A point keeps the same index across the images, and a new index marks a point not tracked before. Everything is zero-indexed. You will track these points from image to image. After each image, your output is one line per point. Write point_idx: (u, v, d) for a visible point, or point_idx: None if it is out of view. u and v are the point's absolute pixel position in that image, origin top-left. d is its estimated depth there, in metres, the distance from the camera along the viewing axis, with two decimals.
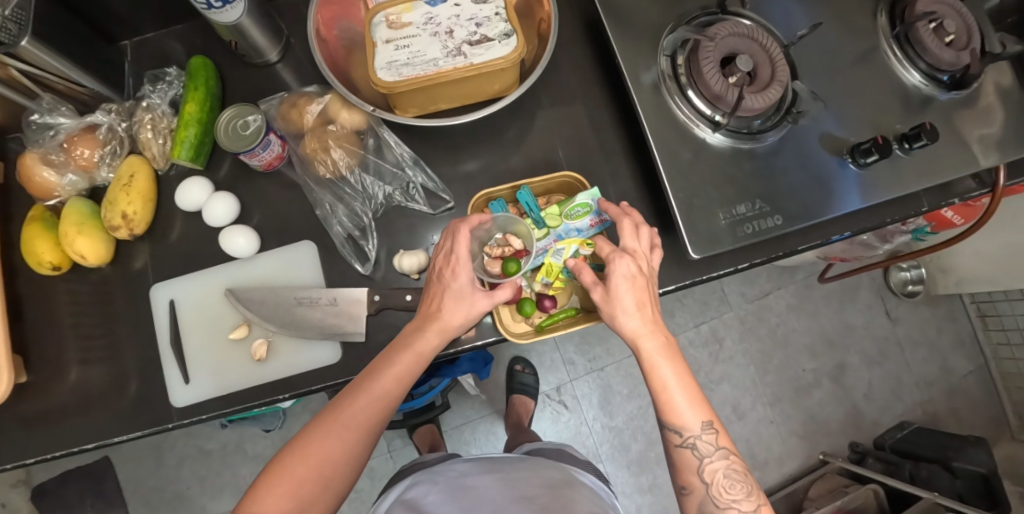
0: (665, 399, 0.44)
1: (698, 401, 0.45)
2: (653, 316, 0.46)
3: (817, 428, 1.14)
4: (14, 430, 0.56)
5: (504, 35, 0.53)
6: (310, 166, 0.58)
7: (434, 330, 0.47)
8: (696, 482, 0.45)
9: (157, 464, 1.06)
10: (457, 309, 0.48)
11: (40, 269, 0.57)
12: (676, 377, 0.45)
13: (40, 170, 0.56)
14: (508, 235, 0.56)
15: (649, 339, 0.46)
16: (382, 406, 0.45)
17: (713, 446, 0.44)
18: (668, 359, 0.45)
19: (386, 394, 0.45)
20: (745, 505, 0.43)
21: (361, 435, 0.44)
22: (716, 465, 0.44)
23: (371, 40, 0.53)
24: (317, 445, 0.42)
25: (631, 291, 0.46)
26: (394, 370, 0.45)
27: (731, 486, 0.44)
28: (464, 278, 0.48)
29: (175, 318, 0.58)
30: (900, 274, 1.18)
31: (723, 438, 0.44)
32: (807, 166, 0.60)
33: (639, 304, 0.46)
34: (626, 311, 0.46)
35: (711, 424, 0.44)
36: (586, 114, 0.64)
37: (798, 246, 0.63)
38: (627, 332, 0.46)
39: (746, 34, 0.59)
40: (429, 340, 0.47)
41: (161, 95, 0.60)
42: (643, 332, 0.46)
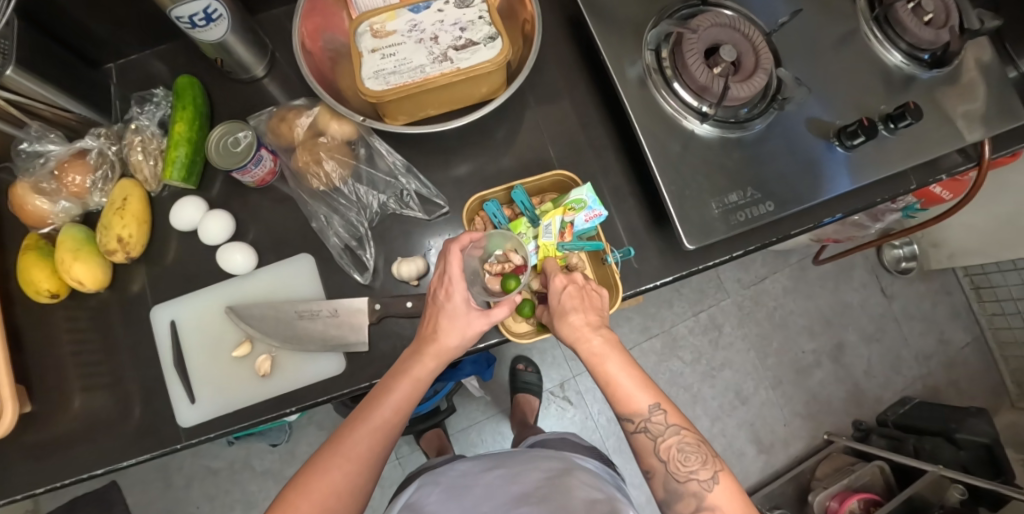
0: (611, 386, 0.46)
1: (645, 384, 0.46)
2: (587, 311, 0.48)
3: (820, 407, 1.15)
4: (23, 460, 0.56)
5: (489, 38, 0.53)
6: (304, 180, 0.58)
7: (430, 356, 0.48)
8: (656, 463, 0.45)
9: (165, 485, 1.05)
10: (452, 331, 0.48)
11: (38, 297, 0.57)
12: (621, 367, 0.46)
13: (32, 198, 0.56)
14: (508, 251, 0.55)
15: (589, 339, 0.46)
16: (383, 435, 0.45)
17: (663, 424, 0.44)
18: (611, 352, 0.46)
19: (385, 422, 0.46)
20: (702, 474, 0.43)
21: (363, 465, 0.44)
22: (670, 442, 0.44)
23: (356, 50, 0.54)
24: (319, 480, 0.43)
25: (561, 298, 0.48)
26: (392, 399, 0.46)
27: (686, 458, 0.43)
28: (459, 298, 0.48)
29: (177, 339, 0.58)
30: (893, 252, 1.19)
31: (674, 415, 0.45)
32: (795, 150, 0.61)
33: (574, 306, 0.48)
34: (561, 316, 0.48)
35: (659, 404, 0.45)
36: (574, 111, 0.64)
37: (791, 230, 0.64)
38: (565, 333, 0.47)
39: (729, 24, 0.59)
40: (425, 365, 0.47)
41: (150, 116, 0.60)
42: (585, 329, 0.46)
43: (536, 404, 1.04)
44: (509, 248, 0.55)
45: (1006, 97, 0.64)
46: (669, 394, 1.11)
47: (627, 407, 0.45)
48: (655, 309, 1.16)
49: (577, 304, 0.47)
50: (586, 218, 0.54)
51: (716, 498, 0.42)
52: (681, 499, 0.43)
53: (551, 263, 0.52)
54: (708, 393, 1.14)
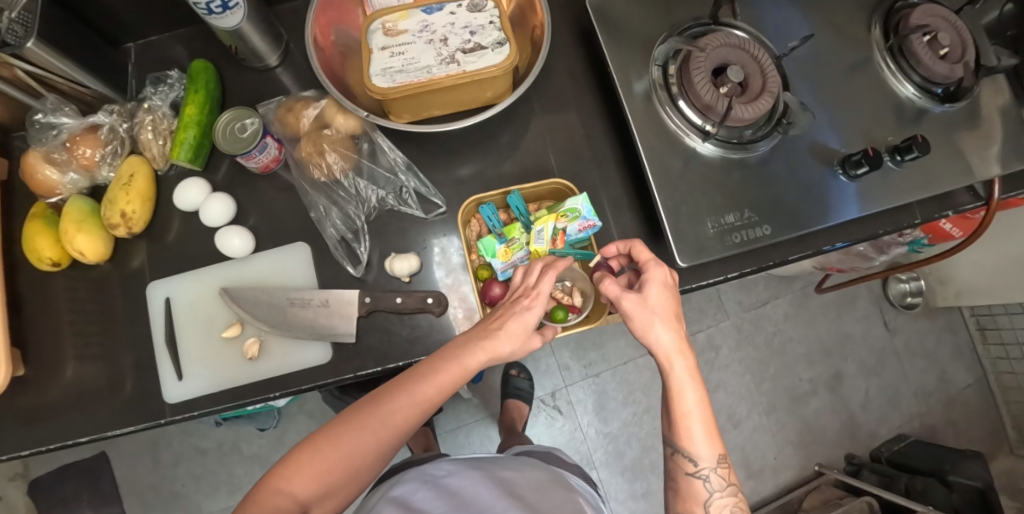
0: (685, 425, 0.44)
1: (715, 437, 0.45)
2: (682, 332, 0.46)
3: (814, 437, 1.12)
4: (16, 422, 0.57)
5: (497, 44, 0.55)
6: (306, 170, 0.58)
7: (485, 346, 0.45)
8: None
9: (153, 461, 1.04)
10: (511, 336, 0.46)
11: (40, 265, 0.59)
12: (699, 408, 0.44)
13: (42, 168, 0.58)
14: (575, 287, 0.59)
15: (680, 370, 0.44)
16: (415, 413, 0.45)
17: (724, 482, 0.44)
18: (696, 389, 0.44)
19: (422, 405, 0.44)
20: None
21: (391, 436, 0.44)
22: (722, 502, 0.44)
23: (367, 47, 0.55)
24: (350, 435, 0.43)
25: (664, 299, 0.46)
26: (439, 380, 0.45)
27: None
28: (535, 313, 0.46)
29: (170, 315, 0.58)
30: (900, 286, 1.16)
31: (732, 475, 0.45)
32: (797, 176, 0.61)
33: (672, 318, 0.46)
34: (662, 323, 0.45)
35: (724, 458, 0.44)
36: (579, 120, 0.64)
37: (789, 256, 0.64)
38: (656, 350, 0.45)
39: (737, 45, 0.60)
40: (476, 358, 0.45)
41: (163, 97, 0.61)
42: (682, 345, 0.45)
43: (527, 412, 1.03)
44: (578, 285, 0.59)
45: (1016, 138, 0.64)
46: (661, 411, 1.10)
47: (692, 448, 0.44)
48: None
49: (675, 315, 0.46)
50: (580, 228, 0.54)
51: None
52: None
53: (644, 251, 0.50)
54: None
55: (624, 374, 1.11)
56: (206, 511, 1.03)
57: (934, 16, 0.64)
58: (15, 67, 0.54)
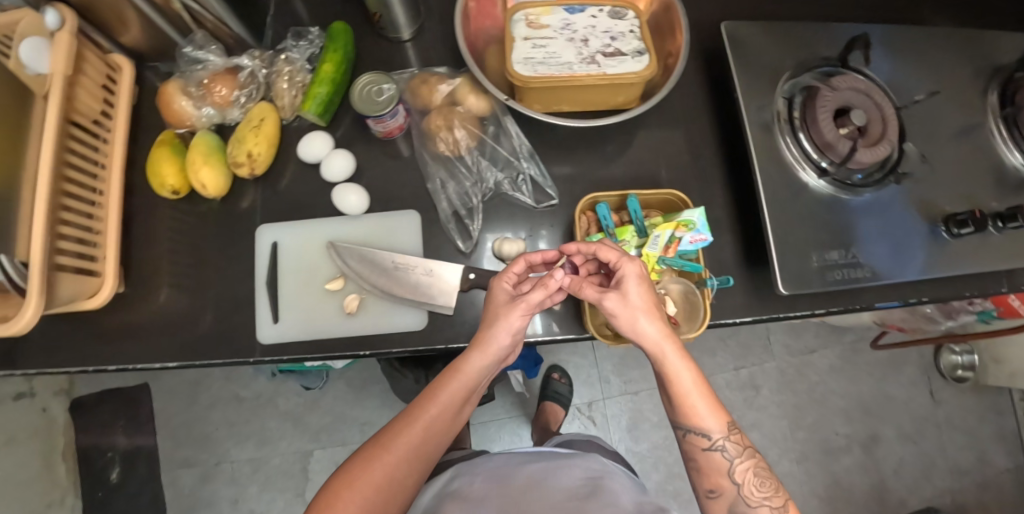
0: (689, 404, 0.47)
1: (717, 409, 0.48)
2: (665, 321, 0.47)
3: (840, 494, 1.07)
4: (120, 335, 0.61)
5: (637, 52, 0.57)
6: (432, 141, 0.60)
7: (475, 355, 0.50)
8: (728, 485, 0.48)
9: (191, 401, 1.07)
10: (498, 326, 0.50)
11: (161, 191, 0.61)
12: (697, 387, 0.47)
13: (179, 98, 0.60)
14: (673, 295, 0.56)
15: (676, 352, 0.47)
16: (426, 432, 0.50)
17: (739, 447, 0.48)
18: (691, 371, 0.47)
19: (430, 424, 0.50)
20: (775, 503, 0.47)
21: (408, 460, 0.49)
22: (743, 467, 0.48)
23: (511, 36, 0.58)
24: (376, 468, 0.48)
25: (641, 293, 0.47)
26: (442, 400, 0.51)
27: (760, 486, 0.47)
28: (506, 297, 0.51)
29: (276, 258, 0.60)
30: (950, 357, 1.12)
31: (745, 439, 0.48)
32: (896, 225, 0.61)
33: (653, 311, 0.47)
34: (644, 318, 0.47)
35: (732, 425, 0.48)
36: (690, 138, 0.66)
37: (876, 302, 0.64)
38: (646, 343, 0.47)
39: (864, 90, 0.61)
40: (473, 361, 0.51)
41: (302, 51, 0.63)
42: (664, 336, 0.47)
43: (561, 417, 1.02)
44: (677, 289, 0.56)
45: None
46: None
47: (703, 422, 0.48)
48: (696, 354, 1.12)
49: (651, 309, 0.47)
50: (691, 239, 0.54)
51: None
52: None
53: (609, 251, 0.49)
54: None
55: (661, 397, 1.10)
56: (232, 458, 1.05)
57: None
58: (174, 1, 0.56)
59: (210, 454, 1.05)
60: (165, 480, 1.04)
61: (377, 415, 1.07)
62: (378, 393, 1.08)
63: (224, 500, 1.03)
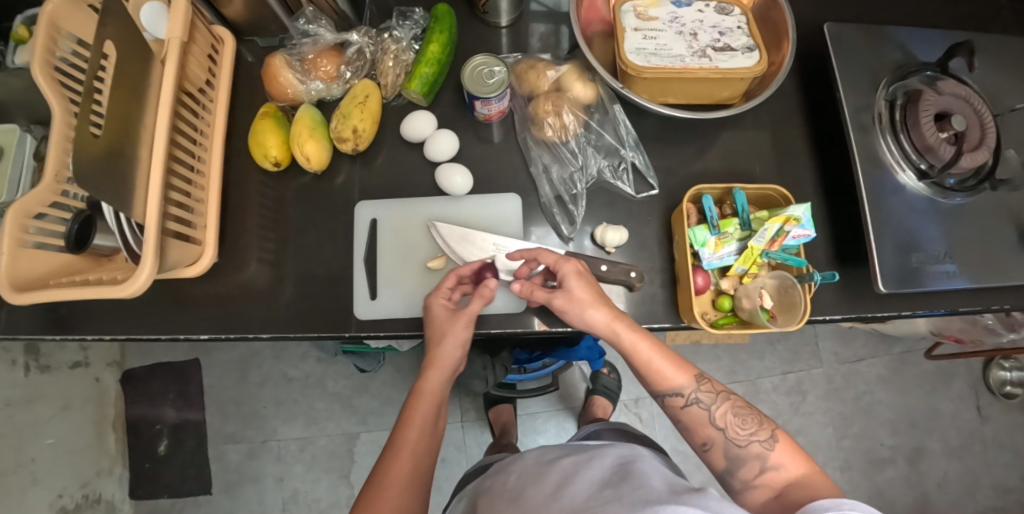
0: (653, 370, 0.49)
1: (680, 363, 0.49)
2: (608, 302, 0.50)
3: (883, 505, 1.07)
4: (213, 304, 0.62)
5: (748, 48, 0.57)
6: (538, 126, 0.60)
7: (434, 369, 0.52)
8: (715, 434, 0.47)
9: (241, 378, 1.08)
10: (446, 341, 0.52)
11: (263, 162, 0.62)
12: (654, 352, 0.48)
13: (285, 71, 0.61)
14: (773, 290, 0.57)
15: (628, 325, 0.49)
16: (415, 457, 0.49)
17: (710, 393, 0.48)
18: (646, 338, 0.49)
19: (417, 446, 0.49)
20: (762, 435, 0.45)
21: (407, 490, 0.47)
22: (721, 410, 0.47)
23: (621, 25, 0.58)
24: (380, 504, 0.45)
25: (582, 286, 0.50)
26: (419, 419, 0.50)
27: (743, 423, 0.46)
28: (444, 313, 0.53)
29: (375, 235, 0.61)
30: (1000, 373, 1.12)
31: (715, 383, 0.48)
32: (991, 230, 0.61)
33: (596, 297, 0.50)
34: (588, 306, 0.49)
35: (700, 374, 0.48)
36: (784, 136, 0.66)
37: (960, 307, 0.63)
38: (596, 322, 0.49)
39: (964, 97, 0.62)
40: (432, 378, 0.52)
41: (406, 30, 0.64)
42: (609, 316, 0.49)
43: (609, 410, 1.03)
44: (779, 284, 0.57)
45: None
46: None
47: (672, 382, 0.48)
48: (744, 356, 1.12)
49: (592, 294, 0.49)
50: (795, 234, 0.54)
51: (780, 456, 0.44)
52: (748, 462, 0.45)
53: (548, 254, 0.53)
54: None
55: None
56: (280, 436, 1.05)
57: None
58: None
59: (258, 431, 1.05)
60: (211, 455, 1.05)
61: None
62: None
63: (269, 478, 1.04)
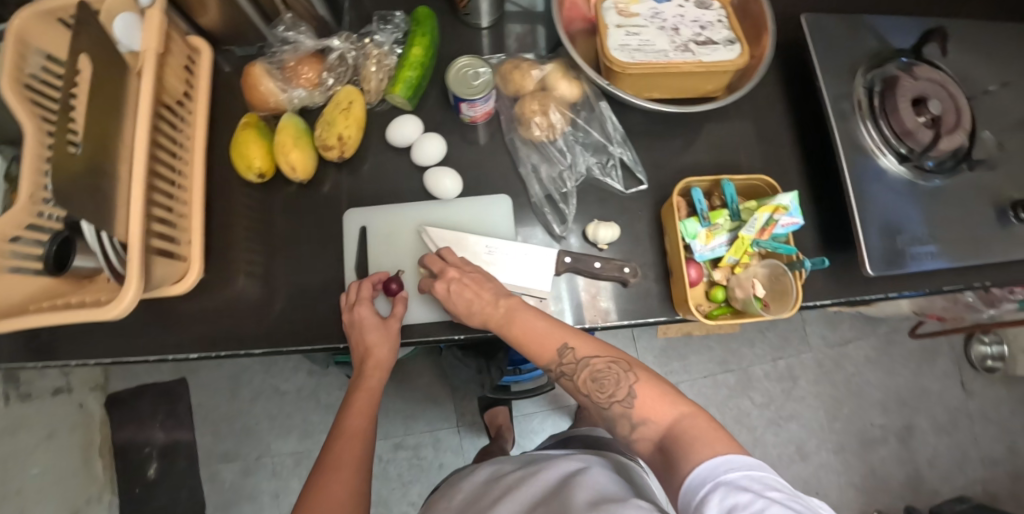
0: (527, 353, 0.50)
1: (548, 335, 0.48)
2: (464, 295, 0.51)
3: (877, 484, 1.10)
4: (200, 322, 0.60)
5: (729, 41, 0.58)
6: (525, 126, 0.60)
7: (375, 370, 0.55)
8: (586, 401, 0.47)
9: (231, 395, 1.05)
10: (379, 344, 0.54)
11: (246, 174, 0.60)
12: (517, 335, 0.50)
13: (264, 79, 0.59)
14: (761, 278, 0.57)
15: (494, 310, 0.51)
16: (363, 438, 0.51)
17: (575, 362, 0.47)
18: (511, 321, 0.50)
19: (360, 431, 0.51)
20: (618, 394, 0.44)
21: (357, 468, 0.48)
22: (585, 376, 0.47)
23: (604, 23, 0.58)
24: (332, 486, 0.45)
25: (443, 290, 0.52)
26: (360, 412, 0.53)
27: (603, 385, 0.45)
28: (366, 315, 0.54)
29: (365, 243, 0.60)
30: (981, 348, 1.15)
31: (576, 350, 0.47)
32: (970, 210, 0.62)
33: (460, 297, 0.52)
34: (449, 305, 0.52)
35: (564, 346, 0.48)
36: (766, 126, 0.67)
37: (945, 286, 0.64)
38: (469, 317, 0.52)
39: (939, 82, 0.63)
40: (370, 378, 0.55)
41: (387, 34, 0.64)
42: (471, 311, 0.51)
43: None
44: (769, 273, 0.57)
45: None
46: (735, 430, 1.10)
47: (544, 358, 0.49)
48: (735, 345, 1.14)
49: (447, 292, 0.52)
50: (784, 223, 0.55)
51: (638, 409, 0.43)
52: (618, 422, 0.45)
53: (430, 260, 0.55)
54: (770, 440, 1.10)
55: (702, 388, 1.11)
56: (275, 452, 1.03)
57: None
58: None
59: (251, 448, 1.03)
60: (204, 475, 1.03)
61: (421, 408, 1.07)
62: (422, 385, 1.07)
63: (266, 495, 1.02)
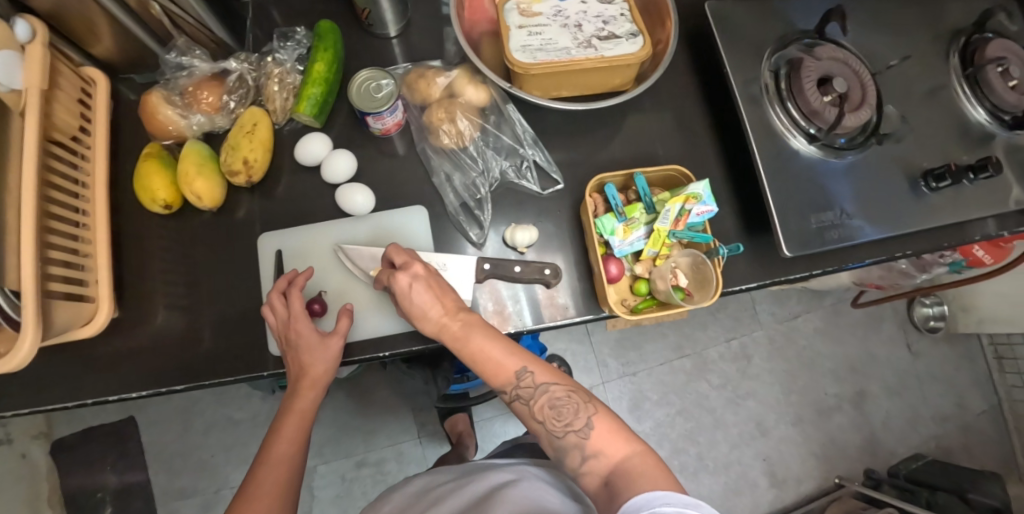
0: (484, 369, 0.47)
1: (508, 355, 0.47)
2: (432, 301, 0.48)
3: (835, 451, 1.13)
4: (117, 363, 0.58)
5: (631, 35, 0.58)
6: (434, 135, 0.60)
7: (308, 389, 0.52)
8: (537, 427, 0.47)
9: (183, 429, 1.02)
10: (315, 362, 0.51)
11: (151, 206, 0.58)
12: (480, 347, 0.47)
13: (163, 108, 0.58)
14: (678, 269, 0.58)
15: (450, 322, 0.48)
16: (288, 467, 0.50)
17: (533, 387, 0.46)
18: (468, 335, 0.48)
19: (286, 458, 0.50)
20: (575, 425, 0.45)
21: (275, 502, 0.48)
22: (541, 403, 0.46)
23: (505, 24, 0.58)
24: None
25: (414, 291, 0.48)
26: (290, 436, 0.51)
27: (561, 413, 0.45)
28: (306, 332, 0.51)
29: (281, 266, 0.59)
30: (923, 310, 1.19)
31: (537, 375, 0.47)
32: (882, 184, 0.64)
33: (426, 301, 0.48)
34: (412, 311, 0.49)
35: (524, 368, 0.47)
36: (681, 115, 0.67)
37: (866, 259, 0.66)
38: (425, 327, 0.49)
39: (842, 60, 0.65)
40: (305, 398, 0.52)
41: (289, 52, 0.62)
42: (435, 319, 0.48)
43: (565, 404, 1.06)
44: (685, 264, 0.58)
45: None
46: (695, 413, 1.11)
47: (499, 378, 0.47)
48: (689, 329, 1.15)
49: (416, 296, 0.48)
50: (699, 211, 0.55)
51: (594, 442, 0.44)
52: (569, 452, 0.45)
53: (394, 253, 0.51)
54: (730, 420, 1.12)
55: (660, 375, 1.13)
56: (234, 483, 1.01)
57: (1007, 50, 0.68)
58: (154, 4, 0.54)
59: (209, 482, 1.01)
60: None
61: (381, 422, 1.05)
62: (380, 399, 1.06)
63: None
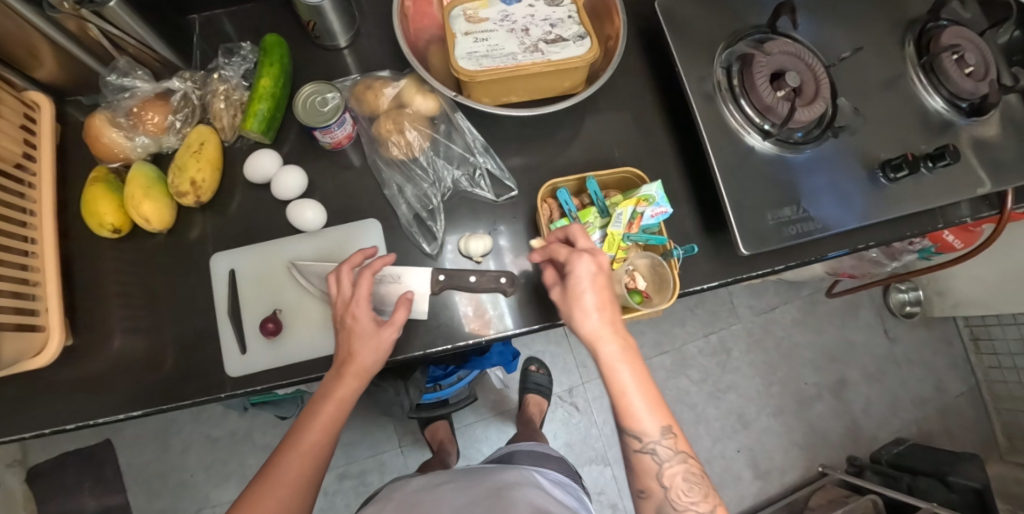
0: (625, 405, 0.45)
1: (658, 406, 0.46)
2: (615, 318, 0.46)
3: (817, 439, 1.13)
4: (71, 391, 0.57)
5: (578, 37, 0.57)
6: (384, 147, 0.59)
7: (353, 378, 0.50)
8: (656, 488, 0.46)
9: (161, 449, 1.02)
10: (365, 350, 0.49)
11: (100, 231, 0.58)
12: (634, 383, 0.45)
13: (107, 130, 0.57)
14: (634, 273, 0.57)
15: (614, 336, 0.46)
16: (313, 460, 0.47)
17: (671, 451, 0.45)
18: (629, 362, 0.46)
19: (313, 450, 0.47)
20: (703, 507, 0.45)
21: (296, 495, 0.46)
22: (673, 470, 0.46)
23: (451, 31, 0.57)
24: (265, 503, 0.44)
25: (595, 291, 0.46)
26: (318, 424, 0.48)
27: (689, 489, 0.45)
28: (364, 319, 0.50)
29: (234, 286, 0.59)
30: (899, 296, 1.20)
31: (679, 444, 0.46)
32: (840, 177, 0.64)
33: (600, 305, 0.46)
34: (587, 311, 0.46)
35: (670, 428, 0.46)
36: (636, 116, 0.67)
37: (829, 252, 0.66)
38: (586, 331, 0.46)
39: (795, 54, 0.64)
40: (348, 386, 0.49)
41: (235, 68, 0.62)
42: (601, 331, 0.45)
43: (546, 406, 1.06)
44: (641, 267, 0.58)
45: None
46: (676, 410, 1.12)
47: (635, 423, 0.45)
48: (667, 325, 1.15)
49: (598, 301, 0.46)
50: (652, 214, 0.55)
51: None
52: None
53: (580, 235, 0.48)
54: (711, 414, 1.12)
55: None
56: (215, 501, 1.00)
57: (961, 38, 0.69)
58: (91, 27, 0.53)
59: (190, 501, 1.00)
60: None
61: (361, 433, 1.05)
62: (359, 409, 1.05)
63: None
